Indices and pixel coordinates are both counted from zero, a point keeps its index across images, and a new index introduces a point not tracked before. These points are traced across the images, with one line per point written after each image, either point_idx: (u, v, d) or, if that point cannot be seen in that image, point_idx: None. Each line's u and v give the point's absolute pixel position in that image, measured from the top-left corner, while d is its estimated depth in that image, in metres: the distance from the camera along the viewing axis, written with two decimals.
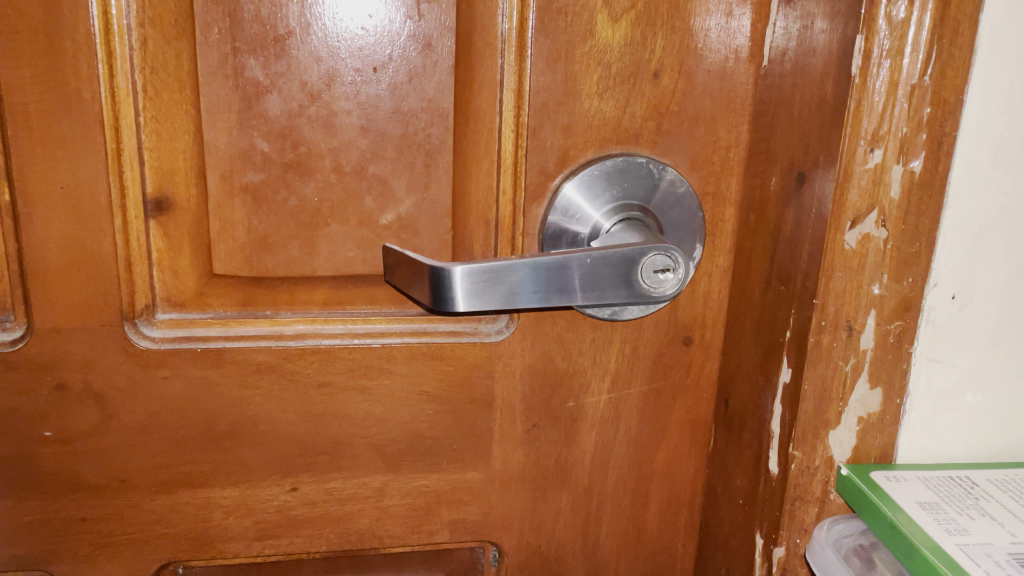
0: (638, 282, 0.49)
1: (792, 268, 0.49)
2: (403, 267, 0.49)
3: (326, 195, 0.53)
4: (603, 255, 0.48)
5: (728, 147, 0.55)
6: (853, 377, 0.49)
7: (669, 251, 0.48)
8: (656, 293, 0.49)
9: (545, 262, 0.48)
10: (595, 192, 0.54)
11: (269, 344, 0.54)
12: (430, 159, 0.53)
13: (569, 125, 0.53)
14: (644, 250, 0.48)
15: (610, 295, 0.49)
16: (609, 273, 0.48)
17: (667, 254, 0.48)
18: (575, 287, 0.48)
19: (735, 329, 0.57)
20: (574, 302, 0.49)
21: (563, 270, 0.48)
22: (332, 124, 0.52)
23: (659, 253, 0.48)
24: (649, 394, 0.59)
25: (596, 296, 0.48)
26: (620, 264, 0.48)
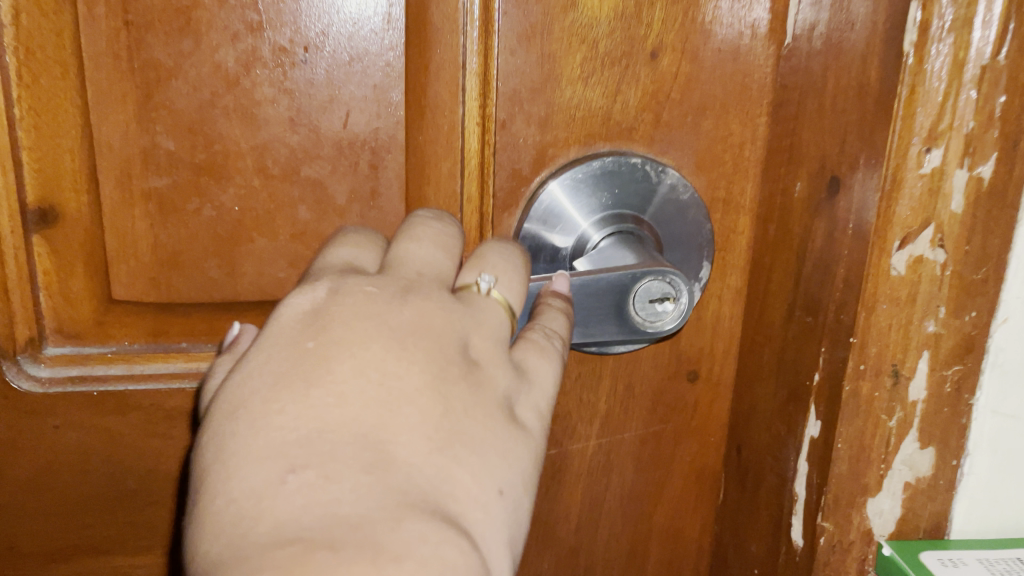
0: (631, 314, 0.39)
1: (820, 295, 0.39)
2: None
3: (249, 204, 0.43)
4: (587, 282, 0.39)
5: (742, 145, 0.45)
6: (900, 433, 0.39)
7: (669, 276, 0.38)
8: (652, 327, 0.39)
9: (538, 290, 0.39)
10: (580, 198, 0.44)
11: (183, 385, 0.45)
12: (378, 159, 0.44)
13: (548, 117, 0.43)
14: (638, 276, 0.38)
15: (599, 329, 0.39)
16: (598, 305, 0.39)
17: (666, 279, 0.38)
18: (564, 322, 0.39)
19: (749, 363, 0.47)
20: None
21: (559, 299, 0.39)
22: (253, 117, 0.42)
23: (656, 278, 0.38)
24: (647, 438, 0.49)
25: (582, 332, 0.39)
26: (609, 293, 0.38)
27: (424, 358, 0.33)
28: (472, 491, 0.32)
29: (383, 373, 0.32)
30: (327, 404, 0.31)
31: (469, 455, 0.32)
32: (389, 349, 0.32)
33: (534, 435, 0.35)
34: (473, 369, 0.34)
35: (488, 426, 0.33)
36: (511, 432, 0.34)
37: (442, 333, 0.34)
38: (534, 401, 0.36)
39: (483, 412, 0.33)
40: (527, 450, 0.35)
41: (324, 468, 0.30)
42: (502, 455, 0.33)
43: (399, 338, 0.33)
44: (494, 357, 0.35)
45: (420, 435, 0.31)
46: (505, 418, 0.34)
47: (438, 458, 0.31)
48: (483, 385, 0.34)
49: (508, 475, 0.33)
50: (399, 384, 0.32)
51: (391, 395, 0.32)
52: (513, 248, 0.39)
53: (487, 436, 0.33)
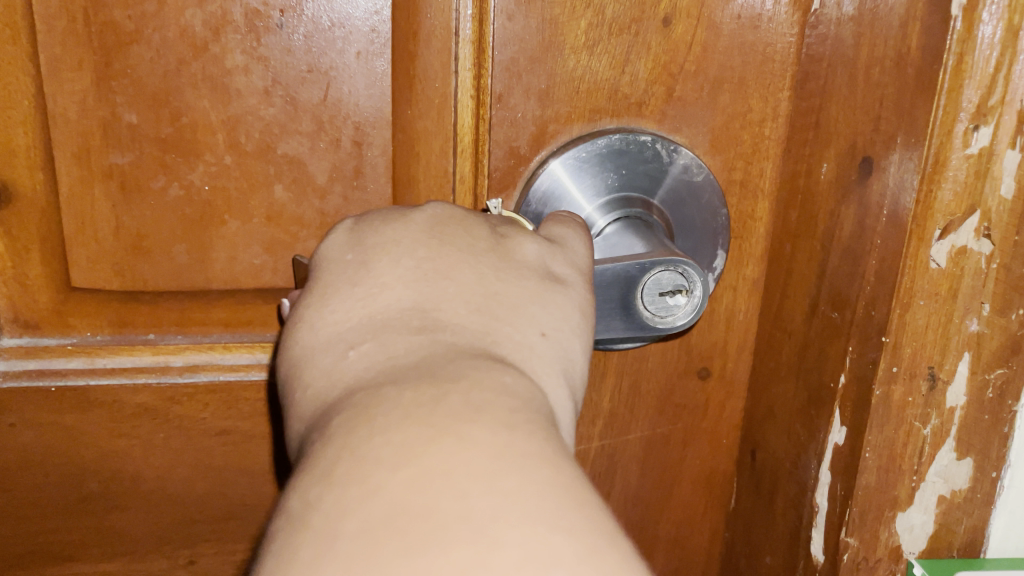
0: (639, 308, 0.35)
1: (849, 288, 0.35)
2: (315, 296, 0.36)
3: (220, 183, 0.39)
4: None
5: (762, 122, 0.41)
6: (935, 442, 0.36)
7: (683, 267, 0.34)
8: (662, 323, 0.35)
9: None
10: (584, 180, 0.40)
11: (151, 380, 0.41)
12: (362, 135, 0.40)
13: (549, 90, 0.39)
14: (644, 270, 0.34)
15: (601, 328, 0.35)
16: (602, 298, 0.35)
17: (679, 271, 0.34)
18: None
19: (766, 360, 0.43)
20: None
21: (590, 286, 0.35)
22: (224, 87, 0.38)
23: (668, 270, 0.34)
24: (654, 440, 0.46)
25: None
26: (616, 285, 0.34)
27: (455, 238, 0.31)
28: (526, 337, 0.29)
29: (416, 256, 0.30)
30: (367, 292, 0.29)
31: (517, 310, 0.30)
32: (418, 237, 0.31)
33: (583, 296, 0.32)
34: (507, 243, 0.32)
35: (532, 288, 0.31)
36: (561, 292, 0.31)
37: (467, 222, 0.32)
38: (579, 265, 0.33)
39: (523, 275, 0.31)
40: (581, 310, 0.32)
41: (377, 338, 0.28)
42: (555, 315, 0.31)
43: (427, 227, 0.31)
44: (527, 233, 0.33)
45: (465, 297, 0.29)
46: (550, 280, 0.32)
47: (483, 316, 0.29)
48: (520, 253, 0.32)
49: (563, 329, 0.30)
50: (432, 261, 0.30)
51: (428, 270, 0.30)
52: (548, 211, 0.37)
53: (526, 293, 0.30)
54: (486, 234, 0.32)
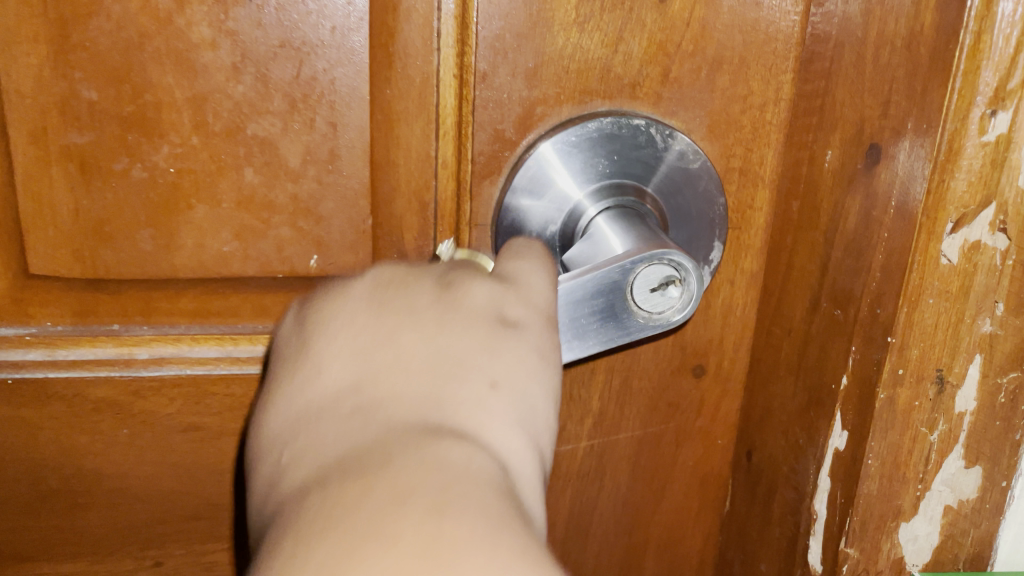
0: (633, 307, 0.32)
1: (852, 284, 0.33)
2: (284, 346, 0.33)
3: (186, 165, 0.37)
4: (574, 287, 0.32)
5: (763, 107, 0.38)
6: (941, 450, 0.34)
7: (670, 257, 0.32)
8: (659, 319, 0.33)
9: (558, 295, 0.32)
10: (573, 166, 0.37)
11: (114, 373, 0.39)
12: (337, 115, 0.37)
13: (536, 69, 0.37)
14: (636, 265, 0.32)
15: (599, 338, 0.33)
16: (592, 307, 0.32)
17: (666, 261, 0.32)
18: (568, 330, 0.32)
19: (764, 359, 0.41)
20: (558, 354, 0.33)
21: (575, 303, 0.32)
22: (189, 63, 0.36)
23: (655, 262, 0.32)
24: (645, 440, 0.43)
25: (580, 347, 0.33)
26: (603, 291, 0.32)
27: (395, 299, 0.28)
28: (471, 400, 0.26)
29: (350, 330, 0.28)
30: (304, 380, 0.27)
31: (462, 369, 0.26)
32: (353, 308, 0.28)
33: (543, 335, 0.29)
34: (453, 289, 0.29)
35: (479, 339, 0.27)
36: (515, 339, 0.28)
37: (407, 278, 0.29)
38: (536, 300, 0.29)
39: (469, 324, 0.28)
40: (539, 353, 0.28)
41: (306, 436, 0.26)
42: (508, 367, 0.27)
43: (362, 294, 0.29)
44: (476, 274, 0.29)
45: (401, 366, 0.26)
46: (501, 324, 0.28)
47: (422, 389, 0.26)
48: (469, 298, 0.28)
49: (517, 381, 0.27)
50: (366, 334, 0.27)
51: (360, 344, 0.27)
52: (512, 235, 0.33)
53: (475, 348, 0.27)
54: (428, 284, 0.29)
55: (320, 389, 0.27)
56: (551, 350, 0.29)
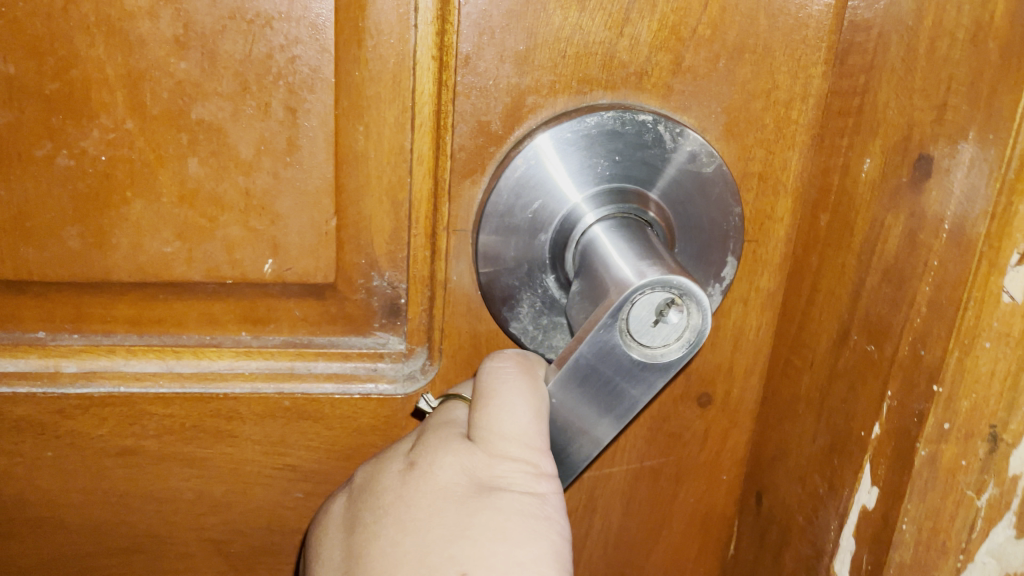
0: (638, 353, 0.27)
1: (889, 318, 0.28)
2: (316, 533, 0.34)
3: (120, 153, 0.32)
4: (574, 362, 0.28)
5: (790, 103, 0.33)
6: (989, 517, 0.28)
7: (635, 294, 0.26)
8: (676, 352, 0.27)
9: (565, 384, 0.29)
10: (568, 168, 0.32)
11: (37, 389, 0.34)
12: (297, 100, 0.32)
13: (528, 53, 0.32)
14: (616, 314, 0.27)
15: (635, 397, 0.28)
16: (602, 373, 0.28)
17: (636, 299, 0.26)
18: (600, 401, 0.28)
19: (779, 391, 0.36)
20: (614, 419, 0.29)
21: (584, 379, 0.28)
22: (123, 34, 0.30)
23: (623, 308, 0.26)
24: (641, 475, 0.39)
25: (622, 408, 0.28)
26: (596, 358, 0.27)
27: (376, 499, 0.32)
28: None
29: (343, 554, 0.32)
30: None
31: (444, 556, 0.29)
32: (354, 522, 0.32)
33: (524, 490, 0.30)
34: (422, 472, 0.31)
35: (455, 518, 0.30)
36: (490, 508, 0.30)
37: (384, 479, 0.32)
38: (511, 448, 0.30)
39: (444, 505, 0.30)
40: (523, 513, 0.30)
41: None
42: (487, 534, 0.29)
43: (357, 502, 0.32)
44: (440, 450, 0.31)
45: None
46: (477, 496, 0.30)
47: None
48: (437, 478, 0.31)
49: (497, 553, 0.29)
50: (364, 537, 0.31)
51: (359, 547, 0.31)
52: (500, 355, 0.31)
53: (454, 526, 0.30)
54: (402, 472, 0.32)
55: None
56: (539, 502, 0.30)
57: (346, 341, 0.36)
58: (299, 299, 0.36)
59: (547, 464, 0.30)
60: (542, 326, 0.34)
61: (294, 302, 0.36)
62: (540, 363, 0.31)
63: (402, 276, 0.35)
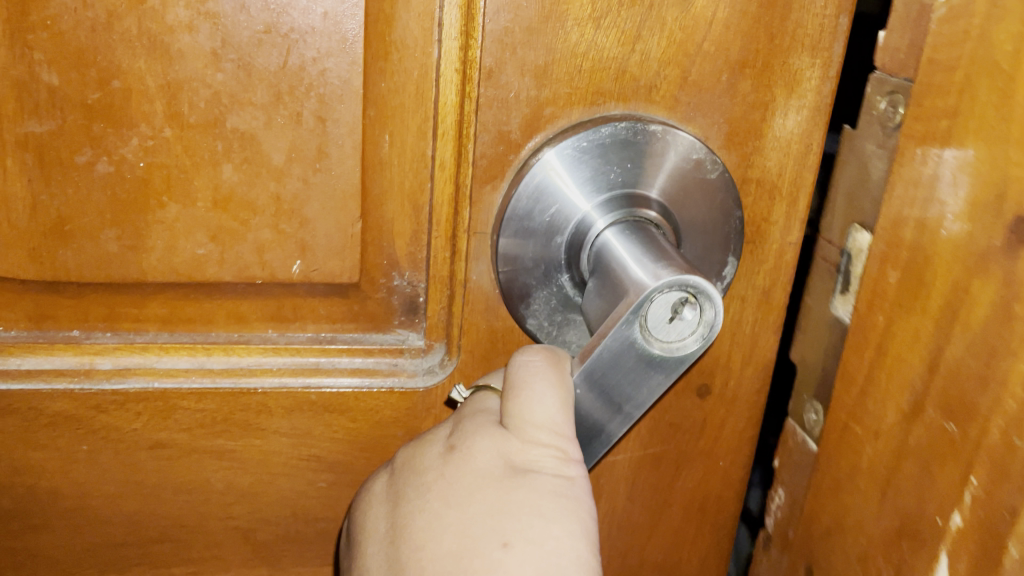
0: (656, 346, 0.30)
1: (975, 397, 0.26)
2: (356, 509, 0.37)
3: (157, 160, 0.34)
4: (597, 356, 0.30)
5: (786, 115, 0.36)
6: None
7: (654, 294, 0.28)
8: (690, 344, 0.30)
9: (588, 378, 0.31)
10: (582, 175, 0.34)
11: (73, 386, 0.35)
12: (327, 110, 0.34)
13: (546, 67, 0.34)
14: (636, 312, 0.29)
15: (652, 385, 0.31)
16: (623, 365, 0.30)
17: (655, 297, 0.29)
18: (620, 390, 0.31)
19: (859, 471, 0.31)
20: (633, 405, 0.31)
21: (605, 371, 0.30)
22: (163, 47, 0.32)
23: (643, 306, 0.29)
24: (644, 461, 0.41)
25: (641, 396, 0.31)
26: (618, 352, 0.30)
27: (415, 480, 0.34)
28: (488, 565, 0.32)
29: (387, 527, 0.35)
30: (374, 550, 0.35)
31: (484, 534, 0.32)
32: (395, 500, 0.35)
33: (555, 474, 0.33)
34: (460, 457, 0.34)
35: (493, 501, 0.33)
36: (524, 491, 0.33)
37: (424, 461, 0.35)
38: (543, 436, 0.32)
39: (483, 488, 0.33)
40: (555, 493, 0.33)
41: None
42: (522, 516, 0.33)
43: (396, 482, 0.35)
44: (477, 437, 0.34)
45: (427, 550, 0.33)
46: (512, 478, 0.33)
47: (455, 554, 0.32)
48: (473, 463, 0.34)
49: (533, 532, 0.32)
50: (405, 515, 0.34)
51: (402, 523, 0.34)
52: (530, 349, 0.33)
53: (492, 508, 0.33)
54: (442, 455, 0.34)
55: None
56: (568, 484, 0.33)
57: (368, 338, 0.38)
58: (324, 298, 0.37)
59: (574, 450, 0.33)
60: (556, 322, 0.36)
61: (318, 301, 0.37)
62: (567, 358, 0.33)
63: (421, 276, 0.37)
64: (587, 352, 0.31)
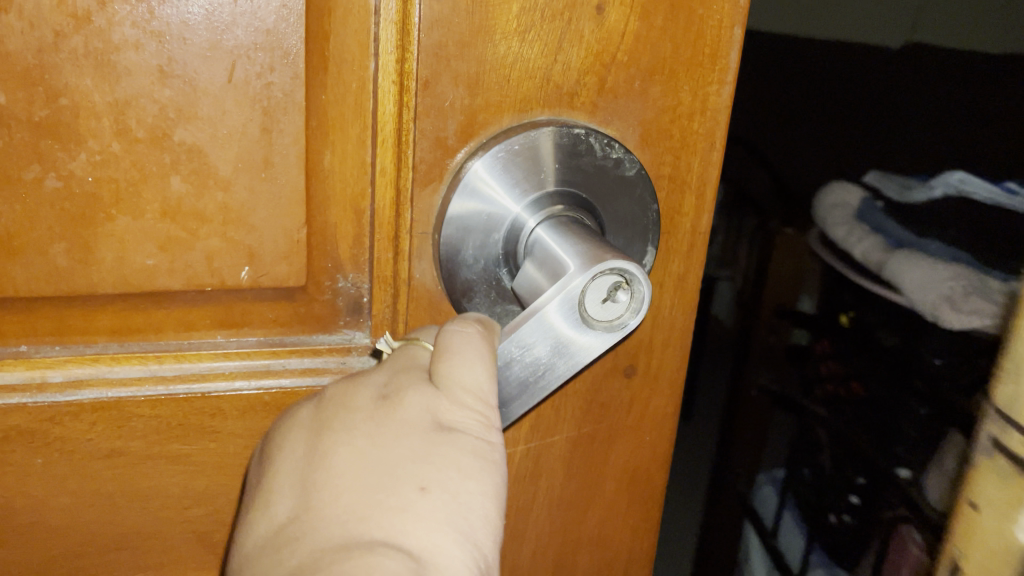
0: (589, 321, 0.33)
1: None
2: (264, 459, 0.37)
3: (105, 175, 0.35)
4: (533, 323, 0.33)
5: (692, 117, 0.40)
6: None
7: (603, 272, 0.32)
8: (618, 322, 0.33)
9: (520, 344, 0.33)
10: (515, 176, 0.37)
11: (25, 399, 0.36)
12: (271, 122, 0.36)
13: (477, 77, 0.36)
14: (580, 287, 0.32)
15: (577, 357, 0.34)
16: (556, 335, 0.33)
17: (601, 275, 0.32)
18: (548, 358, 0.34)
19: None
20: (556, 374, 0.34)
21: (539, 339, 0.33)
22: (110, 64, 0.33)
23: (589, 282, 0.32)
24: (579, 441, 0.44)
25: (566, 366, 0.34)
26: (555, 321, 0.33)
27: (340, 420, 0.34)
28: (402, 504, 0.32)
29: (306, 453, 0.35)
30: (280, 486, 0.35)
31: (401, 476, 0.32)
32: (316, 437, 0.35)
33: (478, 436, 0.33)
34: (389, 405, 0.34)
35: (414, 449, 0.33)
36: (445, 444, 0.33)
37: (353, 402, 0.35)
38: (469, 398, 0.33)
39: (405, 436, 0.33)
40: (475, 453, 0.33)
41: (277, 541, 0.33)
42: (441, 468, 0.32)
43: (319, 423, 0.35)
44: (410, 385, 0.34)
45: (340, 484, 0.33)
46: (437, 432, 0.33)
47: (367, 489, 0.32)
48: (401, 410, 0.34)
49: (449, 484, 0.32)
50: (322, 450, 0.34)
51: (318, 458, 0.34)
52: (463, 320, 0.34)
53: (410, 454, 0.33)
54: (373, 401, 0.34)
55: (288, 509, 0.34)
56: (490, 448, 0.34)
57: (317, 339, 0.40)
58: (272, 301, 0.39)
59: (496, 417, 0.34)
60: (496, 315, 0.39)
61: (267, 305, 0.39)
62: (495, 326, 0.35)
63: (365, 278, 0.40)
64: (522, 319, 0.33)
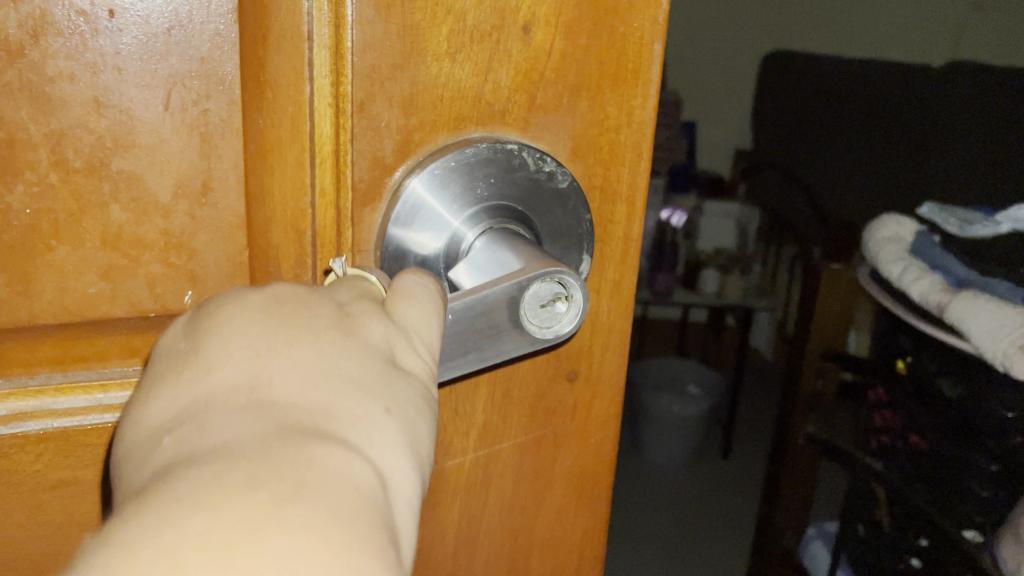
0: (526, 321, 0.35)
1: None
2: (167, 362, 0.28)
3: (45, 205, 0.36)
4: (477, 300, 0.34)
5: (619, 130, 0.42)
6: None
7: (558, 279, 0.34)
8: (550, 331, 0.36)
9: (458, 319, 0.34)
10: (453, 193, 0.38)
11: None
12: (209, 146, 0.37)
13: (412, 98, 0.37)
14: (530, 282, 0.34)
15: (508, 351, 0.36)
16: (496, 320, 0.35)
17: (554, 281, 0.35)
18: (483, 342, 0.35)
19: None
20: (486, 356, 0.35)
21: (479, 325, 0.34)
22: (45, 97, 0.34)
23: (544, 283, 0.34)
24: (526, 446, 0.45)
25: (495, 353, 0.35)
26: (500, 308, 0.34)
27: (296, 312, 0.28)
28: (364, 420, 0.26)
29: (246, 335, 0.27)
30: (195, 378, 0.26)
31: (362, 392, 0.27)
32: (262, 324, 0.27)
33: (424, 387, 0.30)
34: (350, 321, 0.29)
35: (376, 370, 0.28)
36: (403, 380, 0.29)
37: (312, 299, 0.29)
38: (423, 350, 0.31)
39: (368, 357, 0.28)
40: (425, 398, 0.30)
41: (199, 419, 0.24)
42: (400, 398, 0.28)
43: (265, 307, 0.28)
44: (372, 311, 0.30)
45: (291, 391, 0.26)
46: (393, 365, 0.29)
47: (323, 398, 0.26)
48: (363, 331, 0.29)
49: (408, 415, 0.28)
50: (267, 343, 0.27)
51: (265, 354, 0.27)
52: (421, 271, 0.34)
53: (371, 371, 0.28)
54: (335, 313, 0.29)
55: (223, 384, 0.26)
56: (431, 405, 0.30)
57: None
58: None
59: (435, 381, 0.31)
60: None
61: None
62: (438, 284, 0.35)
63: None
64: (469, 293, 0.34)
